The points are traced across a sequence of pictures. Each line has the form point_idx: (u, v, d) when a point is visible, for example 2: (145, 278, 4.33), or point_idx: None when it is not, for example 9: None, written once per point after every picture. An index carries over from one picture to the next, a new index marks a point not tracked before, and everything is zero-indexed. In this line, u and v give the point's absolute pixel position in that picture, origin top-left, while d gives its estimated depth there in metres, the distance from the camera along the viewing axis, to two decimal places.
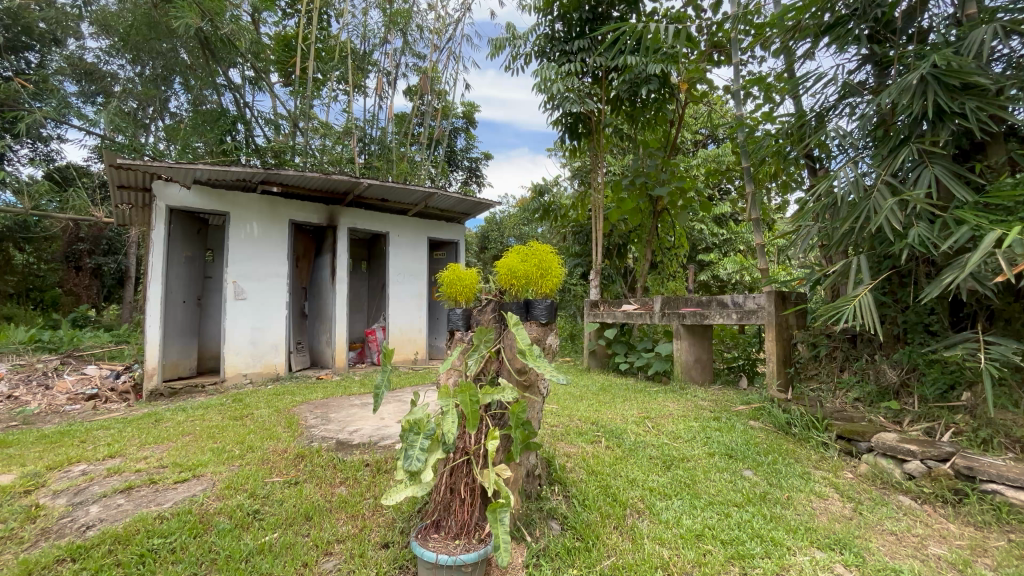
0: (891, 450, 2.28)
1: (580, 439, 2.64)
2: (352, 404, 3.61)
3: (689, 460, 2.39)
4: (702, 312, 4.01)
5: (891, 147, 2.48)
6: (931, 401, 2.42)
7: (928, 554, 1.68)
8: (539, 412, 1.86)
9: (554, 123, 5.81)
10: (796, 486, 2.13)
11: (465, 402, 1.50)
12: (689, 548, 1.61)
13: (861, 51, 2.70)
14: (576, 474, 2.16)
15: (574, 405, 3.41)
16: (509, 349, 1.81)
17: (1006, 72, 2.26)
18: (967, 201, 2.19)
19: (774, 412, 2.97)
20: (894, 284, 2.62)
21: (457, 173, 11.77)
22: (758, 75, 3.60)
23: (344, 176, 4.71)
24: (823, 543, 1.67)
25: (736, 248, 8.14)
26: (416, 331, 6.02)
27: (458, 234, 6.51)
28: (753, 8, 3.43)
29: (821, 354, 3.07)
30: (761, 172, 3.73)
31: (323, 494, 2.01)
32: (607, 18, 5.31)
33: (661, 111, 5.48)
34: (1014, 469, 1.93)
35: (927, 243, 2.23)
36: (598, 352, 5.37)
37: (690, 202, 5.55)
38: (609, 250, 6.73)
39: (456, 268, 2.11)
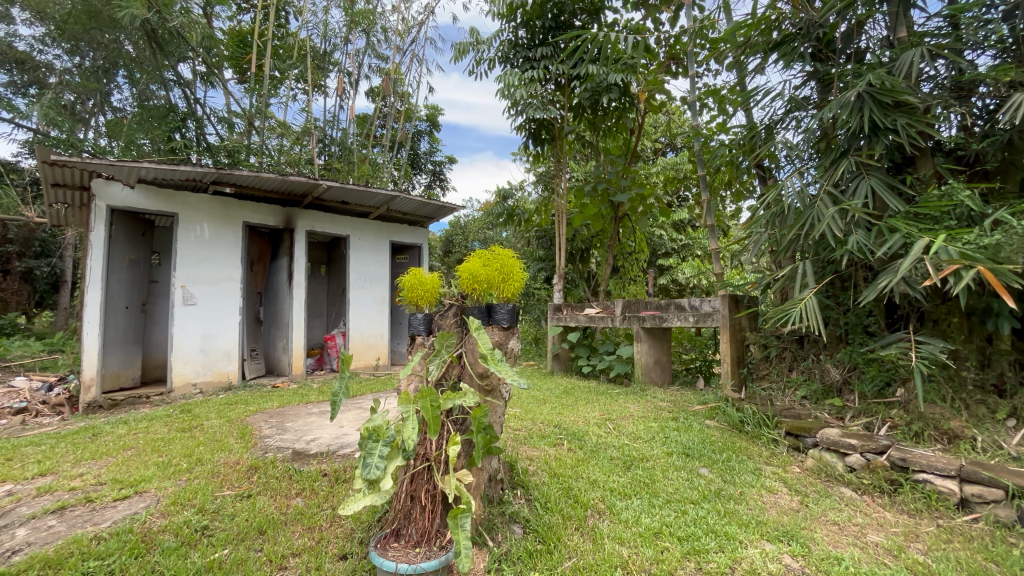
0: (834, 444, 2.41)
1: (543, 442, 2.65)
2: (309, 413, 3.50)
3: (648, 460, 2.45)
4: (661, 315, 4.12)
5: (832, 159, 2.65)
6: (870, 397, 2.58)
7: (867, 541, 1.78)
8: (500, 416, 1.86)
9: (518, 128, 5.89)
10: (748, 482, 2.22)
11: (426, 408, 1.49)
12: (648, 546, 1.65)
13: (806, 68, 2.86)
14: (538, 477, 2.17)
15: (537, 409, 3.43)
16: (471, 354, 1.80)
17: (934, 92, 2.44)
18: (899, 210, 2.35)
19: (729, 411, 3.09)
20: (837, 288, 2.79)
21: (421, 176, 11.67)
22: (713, 87, 3.75)
23: (301, 177, 4.56)
24: (772, 536, 1.75)
25: (694, 253, 8.42)
26: (377, 336, 5.91)
27: (421, 238, 6.44)
28: (708, 23, 3.58)
29: (772, 355, 3.21)
30: (716, 181, 3.88)
31: (278, 506, 1.94)
32: (569, 27, 5.36)
33: (621, 119, 5.63)
34: (942, 460, 2.08)
35: (864, 249, 2.40)
36: (561, 355, 5.41)
37: (649, 208, 5.72)
38: (572, 255, 6.84)
39: (419, 272, 2.13)
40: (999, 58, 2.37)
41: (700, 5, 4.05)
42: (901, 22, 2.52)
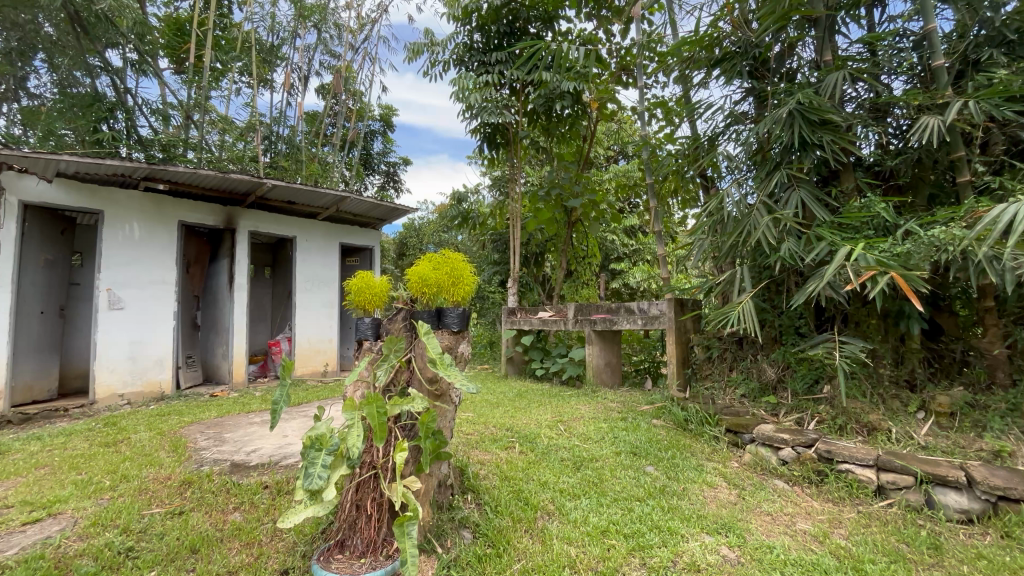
0: (768, 439, 2.56)
1: (495, 446, 2.66)
2: (251, 422, 3.33)
3: (598, 460, 2.50)
4: (612, 318, 4.23)
5: (767, 171, 2.82)
6: (801, 394, 2.76)
7: (796, 529, 1.90)
8: (450, 420, 1.85)
9: (473, 131, 5.83)
10: (691, 478, 2.31)
11: (371, 415, 1.46)
12: (595, 544, 1.69)
13: (744, 84, 3.02)
14: (489, 481, 2.17)
15: (490, 413, 3.43)
16: (421, 358, 1.78)
17: (856, 112, 2.66)
18: (825, 220, 2.54)
19: (674, 410, 3.21)
20: (772, 291, 2.96)
21: (374, 176, 11.42)
22: (660, 99, 3.91)
23: (244, 175, 4.36)
24: (711, 528, 1.84)
25: (644, 258, 8.70)
26: (326, 341, 5.72)
27: (373, 241, 6.29)
28: (655, 37, 3.71)
29: (714, 356, 3.38)
30: (663, 189, 4.04)
31: (213, 522, 1.84)
32: (523, 34, 5.43)
33: (575, 126, 5.74)
34: (861, 451, 2.26)
35: (796, 256, 2.57)
36: (515, 359, 5.43)
37: (601, 214, 5.87)
38: (527, 258, 6.90)
39: (367, 276, 2.10)
40: (910, 83, 2.61)
41: (648, 20, 4.21)
42: (827, 47, 2.74)
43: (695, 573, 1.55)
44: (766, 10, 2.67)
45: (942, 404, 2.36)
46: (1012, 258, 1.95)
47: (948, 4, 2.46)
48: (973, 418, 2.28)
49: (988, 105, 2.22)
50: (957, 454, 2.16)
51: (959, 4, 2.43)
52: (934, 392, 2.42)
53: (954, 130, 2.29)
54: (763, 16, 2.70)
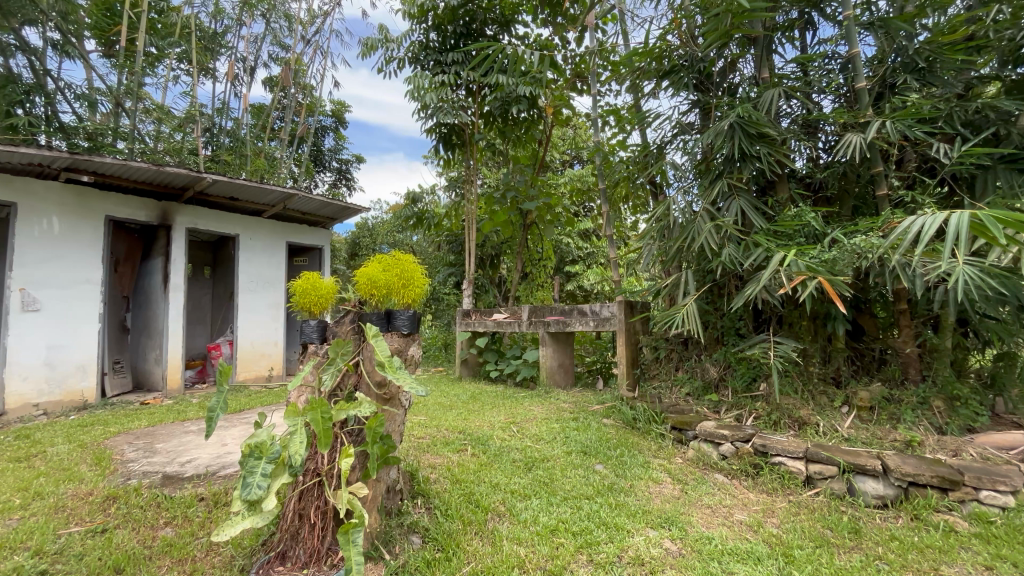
0: (709, 435, 2.68)
1: (447, 449, 2.64)
2: (186, 431, 3.13)
3: (549, 460, 2.54)
4: (565, 320, 4.28)
5: (711, 180, 2.96)
6: (740, 392, 2.90)
7: (734, 520, 2.01)
8: (400, 424, 1.82)
9: (428, 131, 5.79)
10: (637, 475, 2.39)
11: (315, 421, 1.42)
12: (544, 543, 1.71)
13: (690, 96, 3.16)
14: (440, 485, 2.15)
15: (443, 416, 3.40)
16: (369, 362, 1.75)
17: (790, 126, 2.85)
18: (761, 227, 2.71)
19: (623, 409, 3.31)
20: (715, 294, 3.10)
21: (324, 174, 11.06)
22: (613, 107, 4.01)
23: (181, 169, 4.11)
24: (655, 523, 1.91)
25: (598, 261, 8.89)
26: (271, 345, 5.48)
27: (323, 240, 6.08)
28: (608, 47, 3.81)
29: (661, 356, 3.50)
30: (615, 195, 4.14)
31: (141, 539, 1.72)
32: (480, 35, 5.43)
33: (530, 131, 5.78)
34: (792, 444, 2.41)
35: (736, 261, 2.71)
36: (469, 361, 5.41)
37: (556, 218, 5.96)
38: (482, 260, 6.88)
39: (313, 276, 2.04)
40: (837, 102, 2.82)
41: (602, 29, 4.32)
42: (765, 65, 2.91)
43: (639, 566, 1.61)
44: (709, 27, 2.81)
45: (863, 399, 2.56)
46: (921, 264, 2.18)
47: (869, 31, 2.67)
48: (889, 411, 2.49)
49: (902, 125, 2.43)
50: (875, 445, 2.35)
51: (879, 32, 2.65)
52: (856, 388, 2.62)
53: (873, 147, 2.49)
54: (707, 31, 2.84)
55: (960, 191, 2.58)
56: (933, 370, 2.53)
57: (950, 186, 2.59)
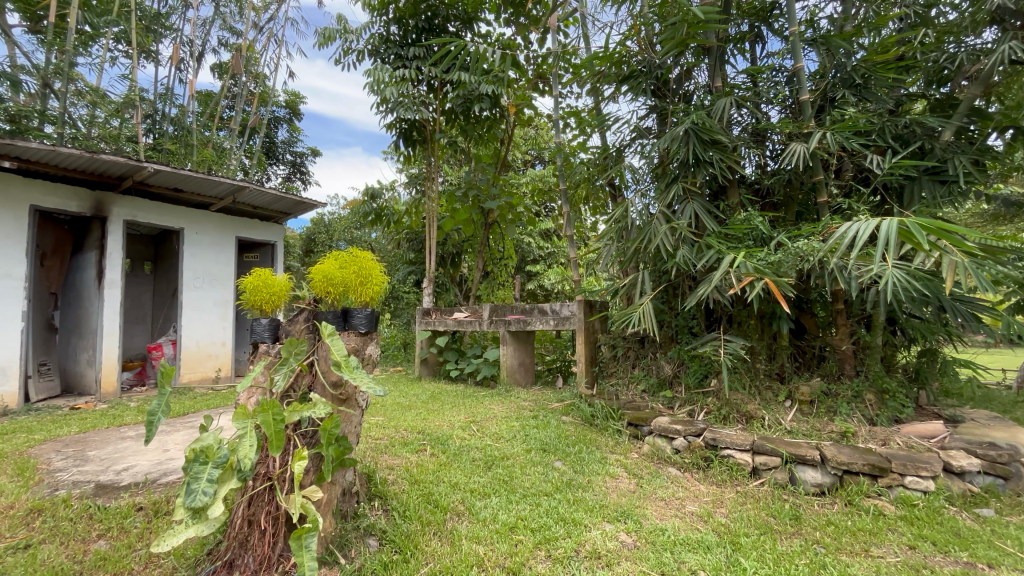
0: (663, 430, 2.77)
1: (405, 450, 2.60)
2: (122, 437, 2.93)
3: (509, 458, 2.55)
4: (525, 319, 4.31)
5: (667, 183, 3.06)
6: (693, 388, 3.02)
7: (686, 512, 2.09)
8: (356, 425, 1.78)
9: (388, 126, 5.68)
10: (595, 470, 2.44)
11: (267, 423, 1.37)
12: (503, 541, 1.72)
13: (648, 102, 3.24)
14: (398, 486, 2.11)
15: (401, 416, 3.35)
16: (324, 361, 1.70)
17: (741, 134, 2.98)
18: (713, 230, 2.82)
19: (582, 407, 3.37)
20: (670, 294, 3.21)
21: (278, 167, 10.60)
22: (574, 109, 4.06)
23: (118, 157, 3.83)
24: (611, 517, 1.95)
25: (558, 261, 8.99)
26: (218, 345, 5.21)
27: (276, 236, 5.85)
28: (570, 49, 3.86)
29: (618, 354, 3.58)
30: (576, 196, 4.20)
31: (70, 554, 1.59)
32: (442, 31, 5.38)
33: (492, 129, 5.78)
34: (740, 437, 2.52)
35: (689, 262, 2.81)
36: (429, 360, 5.33)
37: (517, 217, 5.99)
38: (443, 259, 6.81)
39: (264, 273, 1.98)
40: (783, 113, 2.97)
41: (564, 31, 4.36)
42: (718, 74, 3.02)
43: (596, 560, 1.64)
44: (666, 35, 2.91)
45: (804, 393, 2.72)
46: (855, 267, 2.34)
47: (812, 47, 2.83)
48: (827, 405, 2.66)
49: (841, 137, 2.59)
50: (814, 436, 2.51)
51: (821, 48, 2.80)
52: (798, 383, 2.78)
53: (815, 156, 2.65)
54: (664, 39, 2.94)
55: (890, 200, 2.78)
56: (866, 365, 2.72)
57: (883, 195, 2.78)
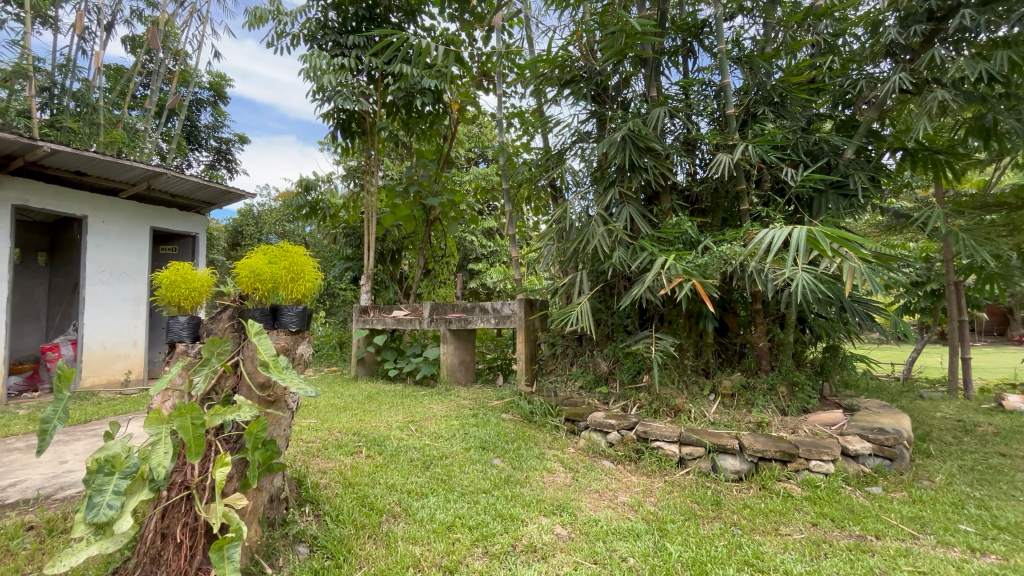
0: (599, 425, 2.87)
1: (339, 452, 2.51)
2: (8, 449, 2.60)
3: (447, 457, 2.53)
4: (466, 318, 4.31)
5: (604, 187, 3.17)
6: (627, 383, 3.15)
7: (618, 502, 2.18)
8: (286, 428, 1.70)
9: (325, 116, 5.44)
10: (533, 466, 2.48)
11: (185, 428, 1.28)
12: (440, 540, 1.71)
13: (588, 106, 3.34)
14: (330, 490, 2.04)
15: (336, 417, 3.23)
16: (251, 361, 1.60)
17: (674, 143, 3.15)
18: (647, 233, 2.97)
19: (521, 404, 3.42)
20: (606, 294, 3.33)
21: (200, 153, 9.82)
22: (518, 110, 4.10)
23: (7, 133, 3.39)
24: (547, 511, 2.00)
25: (501, 259, 9.05)
26: (129, 345, 4.76)
27: (198, 227, 5.45)
28: (514, 50, 3.89)
29: (557, 351, 3.66)
30: (518, 196, 4.23)
31: None
32: (384, 21, 5.23)
33: (435, 125, 5.71)
34: (668, 429, 2.67)
35: (624, 263, 2.94)
36: (366, 359, 5.17)
37: (460, 215, 5.95)
38: (382, 255, 6.62)
39: (183, 267, 1.86)
40: (712, 125, 3.17)
41: (509, 31, 4.38)
42: (654, 84, 3.17)
43: (532, 553, 1.68)
44: (606, 43, 3.00)
45: (726, 387, 2.92)
46: (771, 271, 2.55)
47: (737, 65, 3.05)
48: (745, 397, 2.88)
49: (761, 150, 2.81)
50: (734, 427, 2.70)
51: (745, 67, 3.03)
52: (721, 377, 2.98)
53: (738, 167, 2.84)
54: (604, 47, 3.04)
55: (802, 209, 3.04)
56: (779, 360, 2.97)
57: (796, 204, 3.04)
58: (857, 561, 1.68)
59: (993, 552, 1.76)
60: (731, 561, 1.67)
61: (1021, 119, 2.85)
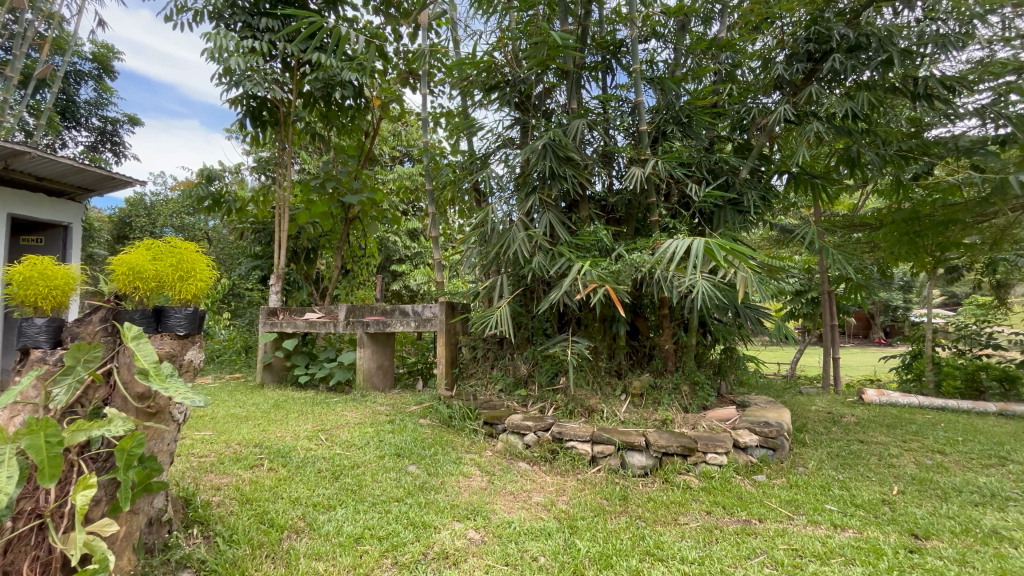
0: (516, 427, 2.91)
1: (237, 467, 2.31)
2: None
3: (359, 466, 2.43)
4: (385, 320, 4.16)
5: (526, 193, 3.23)
6: (545, 386, 3.22)
7: (532, 502, 2.23)
8: (170, 443, 1.53)
9: (232, 101, 5.01)
10: (449, 471, 2.46)
11: (36, 448, 1.11)
12: (347, 554, 1.64)
13: (512, 113, 3.39)
14: (224, 508, 1.87)
15: (235, 428, 2.97)
16: (127, 369, 1.44)
17: (593, 154, 3.29)
18: (565, 240, 3.07)
19: (440, 409, 3.37)
20: (527, 298, 3.38)
21: (77, 132, 8.67)
22: (444, 111, 4.07)
23: None
24: (461, 515, 1.99)
25: (425, 261, 8.89)
26: None
27: (73, 217, 4.85)
28: (439, 50, 3.84)
29: (478, 355, 3.66)
30: (442, 198, 4.18)
31: None
32: (301, 7, 4.94)
33: (356, 120, 5.46)
34: (581, 429, 2.77)
35: (543, 268, 3.02)
36: (274, 365, 4.82)
37: (381, 214, 5.75)
38: (296, 254, 6.23)
39: (40, 262, 1.59)
40: (627, 139, 3.35)
41: (435, 31, 4.32)
42: (574, 96, 3.29)
43: (443, 560, 1.66)
44: (530, 53, 3.07)
45: (636, 388, 3.09)
46: (675, 278, 2.74)
47: (650, 86, 3.25)
48: (653, 396, 3.07)
49: (669, 166, 3.02)
50: (641, 425, 2.87)
51: (656, 88, 3.24)
52: (632, 378, 3.15)
53: (649, 180, 3.03)
54: (528, 56, 3.11)
55: (704, 223, 3.30)
56: (683, 362, 3.20)
57: (700, 218, 3.30)
58: (742, 543, 1.85)
59: (850, 526, 2.03)
60: (634, 552, 1.77)
61: (878, 152, 3.32)
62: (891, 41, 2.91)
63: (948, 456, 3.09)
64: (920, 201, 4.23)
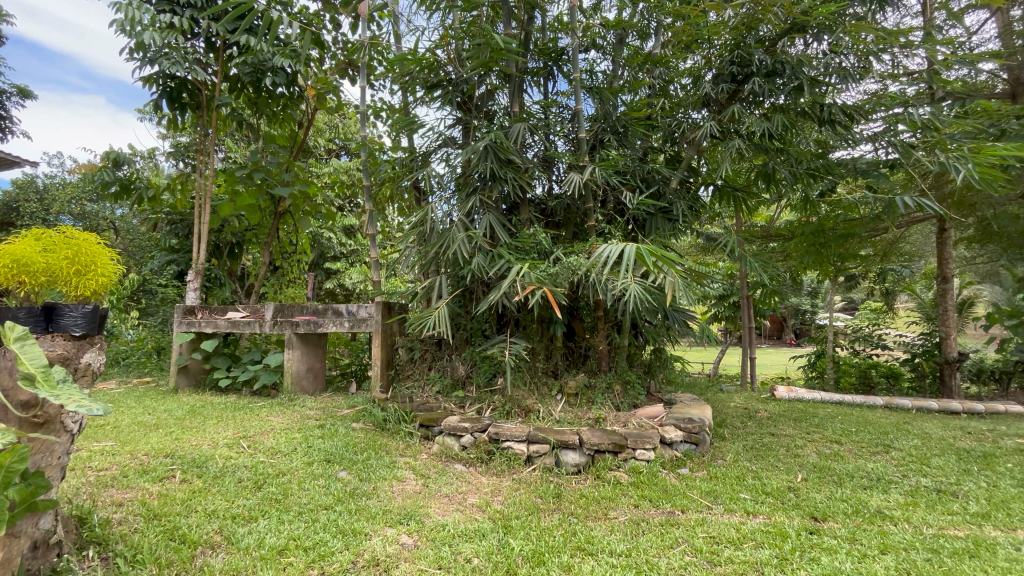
0: (452, 429, 2.89)
1: (144, 479, 2.12)
2: None
3: (284, 475, 2.30)
4: (316, 320, 3.99)
5: (466, 193, 3.21)
6: (482, 387, 3.22)
7: (467, 504, 2.22)
8: (61, 456, 1.37)
9: (145, 80, 4.58)
10: (382, 476, 2.39)
11: None
12: (268, 567, 1.55)
13: (454, 112, 3.37)
14: (128, 525, 1.70)
15: (143, 438, 2.71)
16: (7, 374, 1.27)
17: (533, 158, 3.33)
18: (505, 241, 3.08)
19: (374, 412, 3.27)
20: (466, 298, 3.36)
21: None
22: (384, 105, 3.96)
23: None
24: (394, 521, 1.94)
25: (361, 258, 8.62)
26: None
27: None
28: (380, 44, 3.75)
29: (415, 356, 3.59)
30: (380, 195, 4.06)
31: None
32: None
33: (288, 110, 5.16)
34: (517, 429, 2.80)
35: (483, 269, 3.02)
36: (190, 368, 4.42)
37: (314, 209, 5.47)
38: (218, 248, 5.80)
39: None
40: (566, 145, 3.42)
41: (376, 23, 4.21)
42: (517, 100, 3.32)
43: (373, 567, 1.61)
44: (472, 53, 3.06)
45: (571, 388, 3.17)
46: (609, 281, 2.84)
47: (589, 95, 3.35)
48: (587, 396, 3.16)
49: (605, 173, 3.13)
50: (575, 423, 2.95)
51: (595, 97, 3.34)
52: (568, 378, 3.22)
53: (586, 186, 3.12)
54: (471, 56, 3.10)
55: (637, 229, 3.45)
56: (615, 362, 3.33)
57: (633, 225, 3.44)
58: (666, 533, 1.96)
59: (761, 513, 2.21)
60: (566, 548, 1.81)
61: (791, 170, 3.63)
62: (801, 70, 3.20)
63: (843, 445, 3.45)
64: (824, 216, 4.67)
